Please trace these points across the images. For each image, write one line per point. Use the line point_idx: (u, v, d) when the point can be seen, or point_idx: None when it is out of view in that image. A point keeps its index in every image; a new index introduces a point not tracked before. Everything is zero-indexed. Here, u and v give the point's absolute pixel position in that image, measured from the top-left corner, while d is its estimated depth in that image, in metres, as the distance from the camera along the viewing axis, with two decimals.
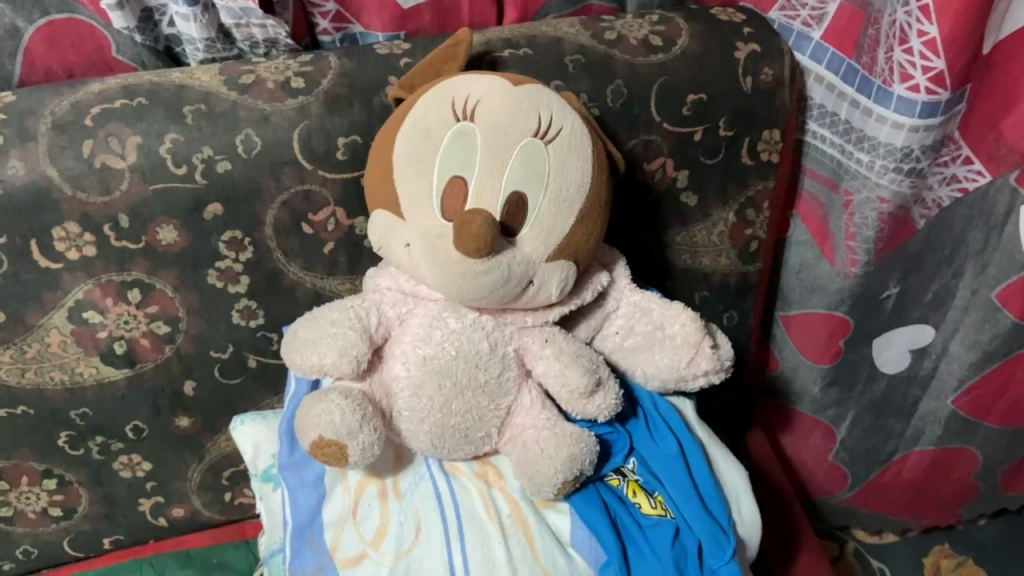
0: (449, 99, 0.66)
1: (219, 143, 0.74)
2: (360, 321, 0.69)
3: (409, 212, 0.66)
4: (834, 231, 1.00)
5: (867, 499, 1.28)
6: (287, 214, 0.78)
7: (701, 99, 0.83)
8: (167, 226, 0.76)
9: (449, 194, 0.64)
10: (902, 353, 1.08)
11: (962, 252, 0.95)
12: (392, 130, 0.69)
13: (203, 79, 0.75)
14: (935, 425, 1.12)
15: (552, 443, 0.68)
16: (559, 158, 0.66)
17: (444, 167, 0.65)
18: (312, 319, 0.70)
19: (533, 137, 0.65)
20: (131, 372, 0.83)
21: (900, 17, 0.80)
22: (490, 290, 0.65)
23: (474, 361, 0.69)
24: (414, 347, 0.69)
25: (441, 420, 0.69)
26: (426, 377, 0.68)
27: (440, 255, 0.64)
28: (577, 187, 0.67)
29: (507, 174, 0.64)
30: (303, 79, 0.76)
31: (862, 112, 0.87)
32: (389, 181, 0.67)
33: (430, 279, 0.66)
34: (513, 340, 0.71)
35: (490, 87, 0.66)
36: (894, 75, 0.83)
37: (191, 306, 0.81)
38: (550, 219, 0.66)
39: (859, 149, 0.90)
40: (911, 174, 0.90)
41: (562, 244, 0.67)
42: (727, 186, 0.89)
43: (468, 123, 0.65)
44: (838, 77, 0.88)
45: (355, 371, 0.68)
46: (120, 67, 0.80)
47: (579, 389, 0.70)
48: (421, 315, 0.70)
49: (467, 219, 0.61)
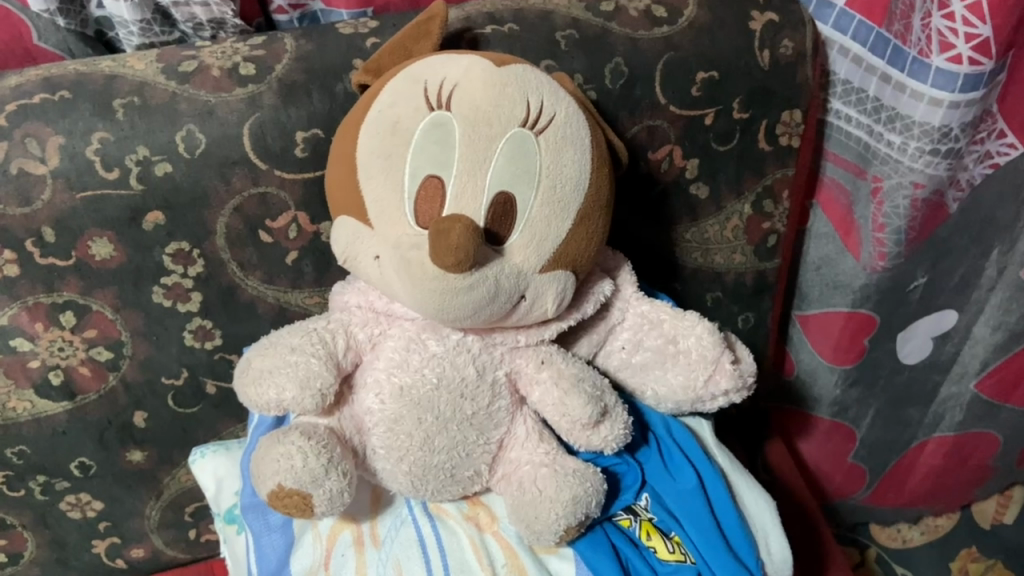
0: (420, 84, 0.56)
1: (155, 142, 0.63)
2: (325, 346, 0.59)
3: (378, 219, 0.56)
4: (860, 222, 0.89)
5: (885, 494, 1.20)
6: (240, 222, 0.68)
7: (712, 78, 0.73)
8: (100, 239, 0.66)
9: (424, 197, 0.54)
10: (924, 342, 0.99)
11: (991, 232, 0.87)
12: (355, 122, 0.59)
13: (137, 67, 0.64)
14: (956, 410, 1.05)
15: (552, 483, 0.59)
16: (552, 151, 0.56)
17: (416, 166, 0.54)
18: (268, 345, 0.59)
19: (521, 127, 0.55)
20: (72, 404, 0.73)
21: None
22: (475, 308, 0.55)
23: (459, 391, 0.59)
24: (388, 376, 0.59)
25: (422, 460, 0.59)
26: (402, 411, 0.58)
27: (414, 270, 0.54)
28: (574, 183, 0.57)
29: (491, 172, 0.54)
30: (253, 65, 0.65)
31: (894, 88, 0.77)
32: (353, 183, 0.57)
33: (405, 298, 0.56)
34: (504, 363, 0.61)
35: (468, 68, 0.56)
36: (931, 44, 0.73)
37: (135, 329, 0.71)
38: (543, 223, 0.56)
39: (890, 130, 0.80)
40: (948, 156, 0.80)
41: (558, 251, 0.57)
42: (742, 173, 0.79)
43: (444, 112, 0.55)
44: (865, 49, 0.77)
45: (320, 406, 0.58)
46: (45, 56, 0.69)
47: (581, 420, 0.60)
48: (396, 336, 0.60)
49: (444, 227, 0.51)
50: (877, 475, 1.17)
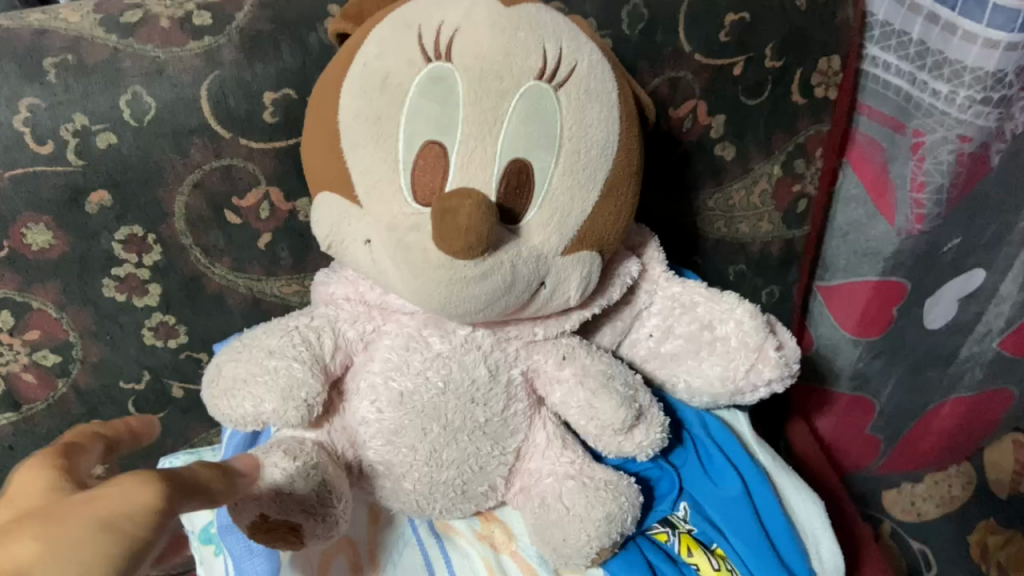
0: (413, 30, 0.46)
1: (96, 108, 0.53)
2: (308, 348, 0.49)
3: (367, 196, 0.47)
4: (896, 183, 0.79)
5: (899, 459, 1.14)
6: (202, 201, 0.58)
7: (742, 21, 0.63)
8: (36, 226, 0.55)
9: (423, 167, 0.45)
10: (951, 304, 0.92)
11: None
12: (334, 76, 0.48)
13: (71, 18, 0.54)
14: (976, 368, 0.99)
15: (581, 498, 0.51)
16: (574, 110, 0.46)
17: (413, 129, 0.45)
18: (240, 347, 0.49)
19: (537, 81, 0.45)
20: (17, 415, 0.63)
21: None
22: (487, 300, 0.46)
23: (470, 395, 0.50)
24: (385, 381, 0.50)
25: (427, 477, 0.50)
26: (403, 422, 0.49)
27: (415, 257, 0.45)
28: (601, 147, 0.47)
29: (504, 137, 0.44)
30: (209, 13, 0.55)
31: (942, 28, 0.68)
32: (334, 152, 0.47)
33: (402, 289, 0.47)
34: (520, 360, 0.52)
35: (470, 9, 0.46)
36: None
37: (85, 328, 0.61)
38: (565, 195, 0.47)
39: (936, 78, 0.70)
40: (999, 104, 0.71)
41: (583, 228, 0.48)
42: (772, 131, 0.70)
43: (443, 64, 0.45)
44: None
45: (305, 419, 0.48)
46: None
47: (611, 426, 0.52)
48: (393, 334, 0.50)
49: (450, 207, 0.42)
50: (892, 443, 1.10)
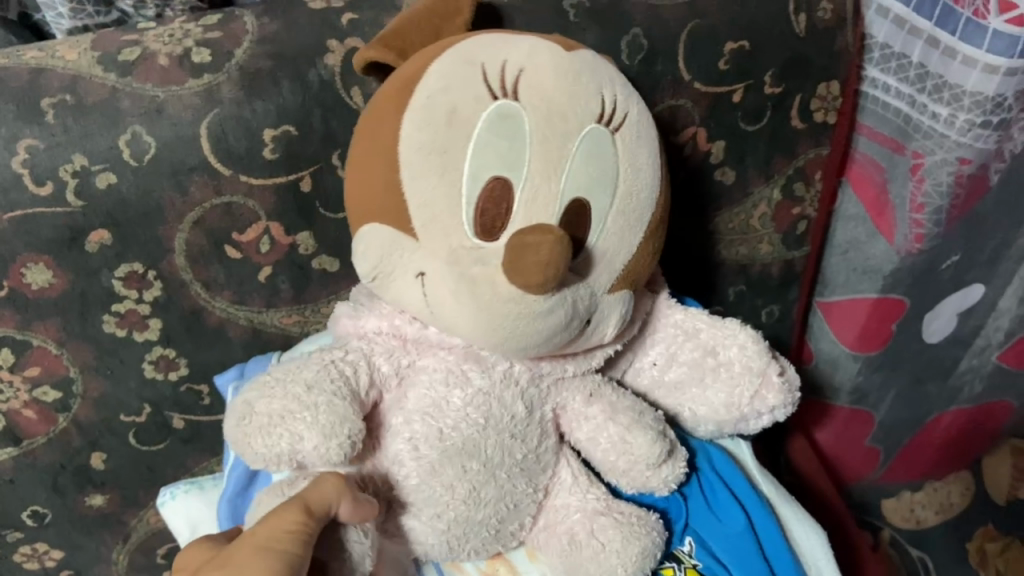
0: (476, 66, 0.45)
1: (95, 149, 0.53)
2: (346, 383, 0.47)
3: (425, 228, 0.44)
4: (895, 203, 0.80)
5: (899, 468, 1.14)
6: (202, 237, 0.58)
7: (741, 49, 0.63)
8: (35, 266, 0.55)
9: (487, 202, 0.44)
10: (951, 319, 0.92)
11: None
12: (386, 104, 0.46)
13: (68, 57, 0.53)
14: (975, 381, 0.99)
15: (618, 535, 0.52)
16: (628, 153, 0.47)
17: (479, 165, 0.43)
18: (271, 381, 0.46)
19: (597, 124, 0.46)
20: (18, 450, 0.63)
21: None
22: (547, 337, 0.45)
23: (509, 431, 0.50)
24: (423, 420, 0.48)
25: (463, 517, 0.50)
26: (443, 461, 0.48)
27: (482, 290, 0.44)
28: (649, 192, 0.48)
29: (569, 175, 0.44)
30: (208, 49, 0.55)
31: (942, 53, 0.67)
32: (386, 184, 0.44)
33: (457, 325, 0.45)
34: (550, 397, 0.52)
35: (532, 51, 0.46)
36: (990, 3, 0.63)
37: (85, 363, 0.61)
38: (616, 236, 0.47)
39: (936, 101, 0.70)
40: (999, 127, 0.71)
41: (628, 268, 0.49)
42: (772, 156, 0.70)
43: (511, 102, 0.44)
44: (909, 8, 0.68)
45: (346, 457, 0.45)
46: None
47: (645, 461, 0.53)
48: (432, 368, 0.49)
49: (532, 242, 0.41)
50: (891, 454, 1.10)
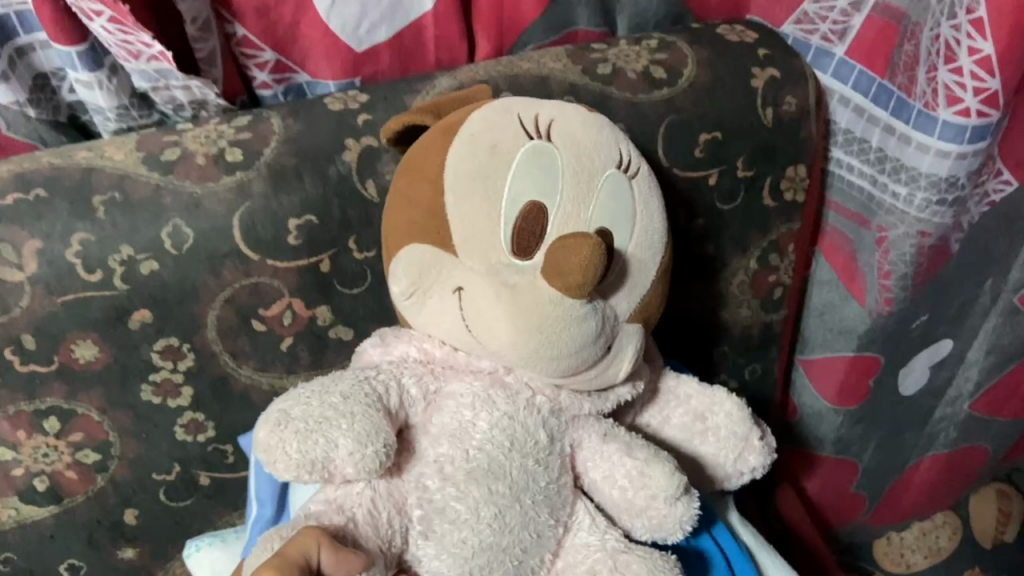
0: (512, 114, 0.53)
1: (140, 239, 0.60)
2: (378, 399, 0.50)
3: (466, 244, 0.50)
4: (864, 271, 0.86)
5: (885, 514, 1.18)
6: (232, 313, 0.65)
7: (714, 139, 0.71)
8: (84, 342, 0.62)
9: (524, 222, 0.50)
10: (923, 373, 0.98)
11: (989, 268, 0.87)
12: (430, 141, 0.53)
13: (117, 156, 0.60)
14: (949, 428, 1.03)
15: (644, 569, 0.53)
16: (641, 197, 0.55)
17: (519, 189, 0.51)
18: (306, 394, 0.49)
19: (616, 170, 0.54)
20: (59, 508, 0.69)
21: (944, 32, 0.67)
22: (580, 344, 0.51)
23: (534, 457, 0.52)
24: (451, 441, 0.51)
25: (488, 544, 0.50)
26: (469, 481, 0.50)
27: (522, 296, 0.49)
28: (658, 237, 0.56)
29: (594, 207, 0.52)
30: (240, 149, 0.62)
31: (898, 138, 0.74)
32: (430, 206, 0.51)
33: (494, 337, 0.50)
34: (569, 432, 0.56)
35: (561, 109, 0.55)
36: (938, 97, 0.69)
37: (123, 428, 0.67)
38: (632, 272, 0.55)
39: (895, 181, 0.77)
40: (954, 204, 0.77)
41: (639, 303, 0.56)
42: (747, 231, 0.77)
43: (545, 142, 0.52)
44: (866, 98, 0.74)
45: (377, 470, 0.47)
46: (14, 147, 0.63)
47: (664, 492, 0.55)
48: (460, 393, 0.53)
49: (572, 244, 0.48)
50: (876, 500, 1.15)
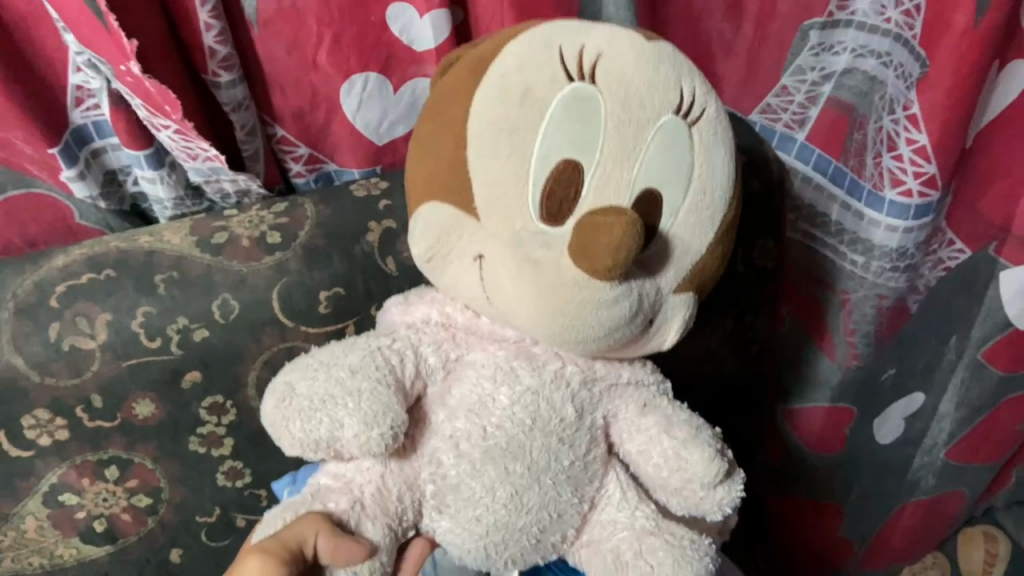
0: (554, 50, 0.51)
1: (194, 311, 0.70)
2: (390, 371, 0.56)
3: (488, 212, 0.52)
4: (832, 328, 0.95)
5: (873, 558, 1.24)
6: (269, 373, 0.74)
7: None
8: (143, 400, 0.71)
9: (555, 185, 0.50)
10: (898, 423, 1.05)
11: (951, 326, 0.94)
12: (463, 82, 0.53)
13: (173, 240, 0.71)
14: (929, 475, 1.10)
15: (668, 558, 0.58)
16: (702, 147, 0.53)
17: (551, 148, 0.50)
18: (314, 367, 0.55)
19: (673, 116, 0.52)
20: (114, 547, 0.78)
21: (887, 125, 0.76)
22: (608, 323, 0.53)
23: (557, 434, 0.58)
24: (468, 416, 0.57)
25: (505, 522, 0.57)
26: (486, 460, 0.57)
27: (545, 272, 0.51)
28: (722, 188, 0.54)
29: (642, 164, 0.51)
30: (279, 233, 0.72)
31: (853, 214, 0.83)
32: (453, 160, 0.52)
33: (514, 308, 0.54)
34: (601, 405, 0.61)
35: (613, 39, 0.52)
36: (884, 180, 0.78)
37: (172, 474, 0.76)
38: (685, 231, 0.53)
39: (853, 250, 0.86)
40: (908, 271, 0.85)
41: (693, 268, 0.55)
42: (720, 295, 0.89)
43: (588, 86, 0.50)
44: (825, 177, 0.83)
45: (384, 447, 0.54)
46: (86, 232, 0.74)
47: (701, 478, 0.59)
48: (480, 363, 0.59)
49: (602, 225, 0.48)
50: (865, 545, 1.21)
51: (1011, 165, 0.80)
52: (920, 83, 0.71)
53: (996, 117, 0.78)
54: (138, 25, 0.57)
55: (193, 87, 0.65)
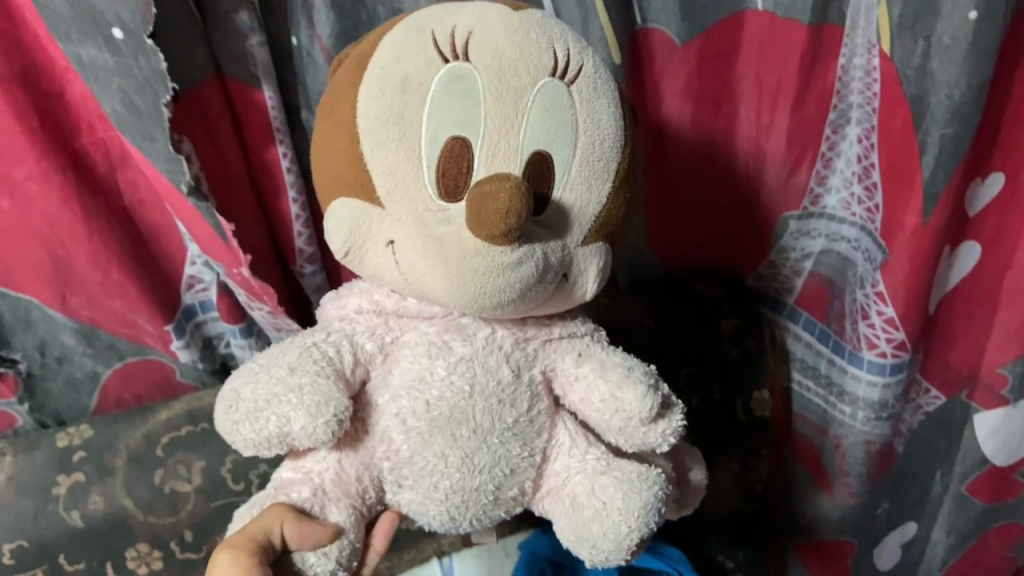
0: (427, 33, 0.51)
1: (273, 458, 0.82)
2: (329, 362, 0.54)
3: (390, 196, 0.51)
4: (829, 469, 1.05)
5: None
6: None
7: (693, 371, 0.93)
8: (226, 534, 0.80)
9: (447, 162, 0.50)
10: (894, 550, 1.14)
11: (932, 462, 1.05)
12: (346, 83, 0.53)
13: None
14: None
15: (618, 493, 0.56)
16: (585, 103, 0.53)
17: (437, 128, 0.50)
18: (257, 369, 0.54)
19: (552, 77, 0.52)
20: None
21: (860, 297, 0.88)
22: (518, 289, 0.51)
23: (497, 396, 0.56)
24: (410, 394, 0.56)
25: (460, 485, 0.56)
26: (434, 429, 0.55)
27: (449, 246, 0.50)
28: (611, 140, 0.54)
29: (526, 129, 0.51)
30: None
31: (839, 369, 0.94)
32: (349, 160, 0.52)
33: (431, 286, 0.52)
34: (539, 361, 0.59)
35: (481, 13, 0.52)
36: (861, 342, 0.90)
37: None
38: (582, 186, 0.53)
39: (841, 401, 0.96)
40: (890, 419, 0.95)
41: (597, 221, 0.55)
42: (727, 440, 0.94)
43: (463, 64, 0.51)
44: (813, 337, 0.97)
45: (333, 434, 0.53)
46: (183, 386, 0.87)
47: (638, 414, 0.57)
48: (414, 342, 0.57)
49: (489, 192, 0.48)
50: None
51: (973, 324, 0.92)
52: (883, 266, 0.83)
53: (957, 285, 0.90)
54: (249, 234, 0.73)
55: (283, 274, 0.79)
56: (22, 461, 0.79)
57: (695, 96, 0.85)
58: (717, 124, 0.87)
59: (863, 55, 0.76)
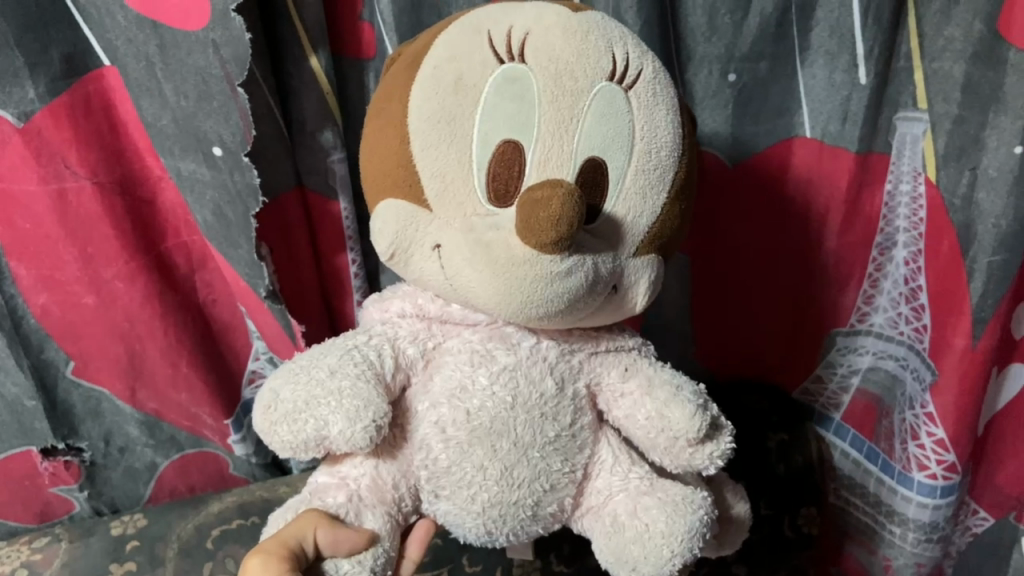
0: (483, 33, 0.49)
1: None
2: (371, 366, 0.52)
3: (439, 201, 0.49)
4: None
5: None
6: None
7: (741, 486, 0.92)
8: None
9: (498, 166, 0.48)
10: None
11: None
12: (398, 83, 0.51)
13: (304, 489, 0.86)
14: None
15: (661, 515, 0.53)
16: (644, 109, 0.50)
17: (489, 130, 0.48)
18: (297, 370, 0.52)
19: (609, 81, 0.49)
20: None
21: (909, 417, 0.88)
22: (566, 301, 0.49)
23: (539, 409, 0.53)
24: (450, 402, 0.53)
25: (498, 498, 0.53)
26: (473, 441, 0.52)
27: (496, 252, 0.47)
28: (670, 148, 0.51)
29: (580, 135, 0.48)
30: None
31: (888, 488, 0.94)
32: (398, 160, 0.49)
33: (476, 293, 0.49)
34: (583, 373, 0.56)
35: (539, 15, 0.49)
36: (911, 463, 0.89)
37: None
38: (637, 194, 0.50)
39: (890, 521, 0.95)
40: (941, 540, 0.93)
41: (651, 231, 0.52)
42: (773, 557, 0.91)
43: (518, 65, 0.48)
44: (861, 454, 0.96)
45: (372, 441, 0.50)
46: (234, 479, 0.90)
47: (686, 435, 0.54)
48: (457, 349, 0.54)
49: (541, 198, 0.45)
50: None
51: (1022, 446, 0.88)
52: (932, 387, 0.85)
53: (1007, 404, 0.87)
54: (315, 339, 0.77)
55: None
56: (77, 548, 0.80)
57: (746, 212, 0.87)
58: (766, 237, 0.88)
59: (909, 183, 0.79)
